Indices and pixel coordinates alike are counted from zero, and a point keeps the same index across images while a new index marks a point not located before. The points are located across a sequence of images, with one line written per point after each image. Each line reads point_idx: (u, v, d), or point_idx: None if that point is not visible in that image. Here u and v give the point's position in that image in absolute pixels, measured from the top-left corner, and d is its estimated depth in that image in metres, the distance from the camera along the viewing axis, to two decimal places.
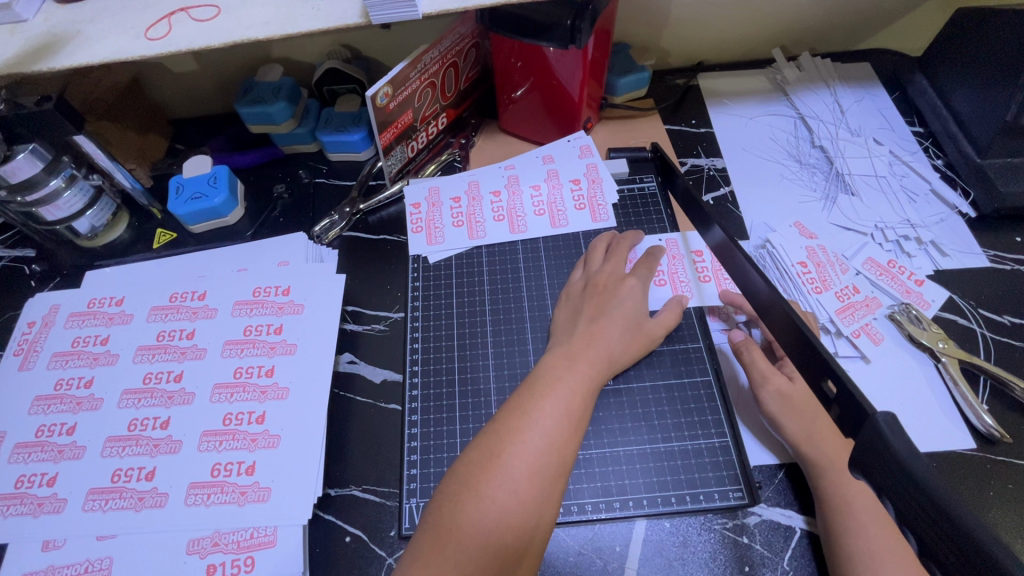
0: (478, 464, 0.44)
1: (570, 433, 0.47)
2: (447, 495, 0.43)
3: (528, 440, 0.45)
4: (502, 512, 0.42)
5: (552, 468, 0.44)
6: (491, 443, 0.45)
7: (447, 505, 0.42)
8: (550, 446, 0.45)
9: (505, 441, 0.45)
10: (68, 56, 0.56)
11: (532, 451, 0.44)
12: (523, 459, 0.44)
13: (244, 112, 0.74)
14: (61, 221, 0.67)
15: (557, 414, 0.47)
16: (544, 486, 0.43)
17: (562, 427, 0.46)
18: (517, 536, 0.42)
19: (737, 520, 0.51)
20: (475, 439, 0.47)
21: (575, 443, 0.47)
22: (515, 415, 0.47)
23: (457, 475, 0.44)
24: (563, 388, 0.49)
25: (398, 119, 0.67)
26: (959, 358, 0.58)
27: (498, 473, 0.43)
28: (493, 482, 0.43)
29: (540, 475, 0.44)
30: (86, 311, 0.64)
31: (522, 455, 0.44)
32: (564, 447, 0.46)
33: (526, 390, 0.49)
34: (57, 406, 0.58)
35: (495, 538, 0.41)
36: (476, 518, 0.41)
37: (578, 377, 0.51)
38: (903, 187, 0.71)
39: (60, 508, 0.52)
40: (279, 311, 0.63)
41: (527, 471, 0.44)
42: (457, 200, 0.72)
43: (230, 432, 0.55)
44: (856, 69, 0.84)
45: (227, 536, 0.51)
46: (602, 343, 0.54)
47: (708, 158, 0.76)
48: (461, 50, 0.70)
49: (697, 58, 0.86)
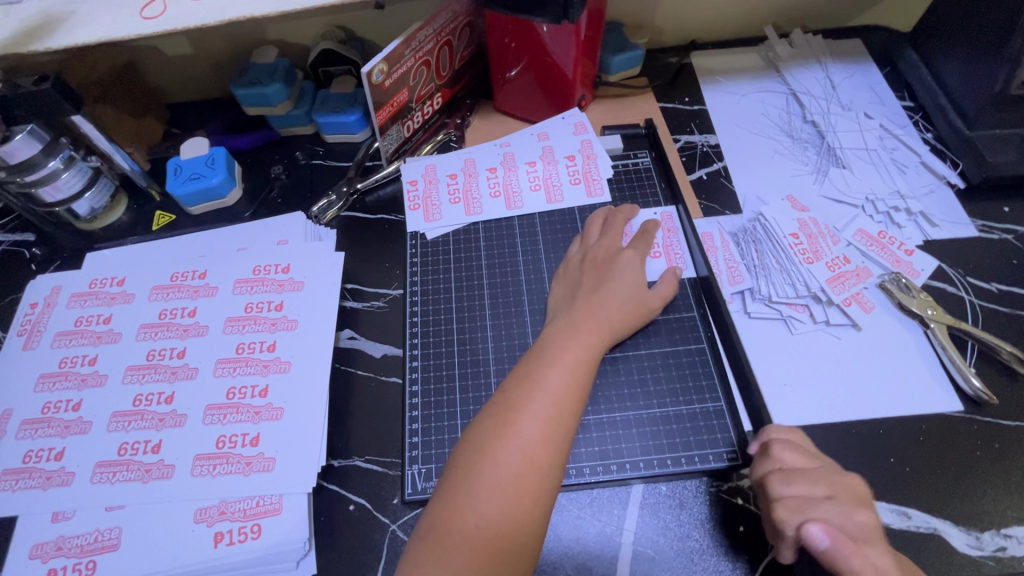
0: (492, 432, 0.45)
1: (577, 399, 0.48)
2: (462, 463, 0.44)
3: (537, 407, 0.46)
4: (517, 476, 0.43)
5: (562, 433, 0.46)
6: (502, 411, 0.46)
7: (463, 472, 0.43)
8: (559, 413, 0.46)
9: (515, 410, 0.46)
10: (64, 36, 0.57)
11: (542, 418, 0.45)
12: (533, 426, 0.45)
13: (240, 94, 0.75)
14: (60, 203, 0.67)
15: (564, 382, 0.48)
16: (554, 450, 0.45)
17: (570, 395, 0.48)
18: (532, 499, 0.43)
19: (732, 483, 0.52)
20: (485, 408, 0.48)
21: (581, 408, 0.48)
22: (523, 385, 0.48)
23: (470, 443, 0.45)
24: (568, 357, 0.50)
25: (394, 98, 0.67)
26: (947, 324, 0.59)
27: (511, 439, 0.44)
28: (506, 448, 0.44)
29: (550, 441, 0.45)
30: (88, 291, 0.65)
31: (534, 421, 0.45)
32: (571, 412, 0.47)
33: (533, 360, 0.50)
34: (62, 384, 0.58)
35: (510, 501, 0.42)
36: (491, 482, 0.42)
37: (582, 346, 0.52)
38: (894, 159, 0.72)
39: (69, 480, 0.53)
40: (279, 288, 0.64)
41: (539, 437, 0.45)
42: (453, 177, 0.72)
43: (233, 406, 0.56)
44: (847, 45, 0.85)
45: (234, 504, 0.52)
46: (603, 313, 0.55)
47: (701, 135, 0.77)
48: (455, 29, 0.71)
49: (690, 35, 0.87)
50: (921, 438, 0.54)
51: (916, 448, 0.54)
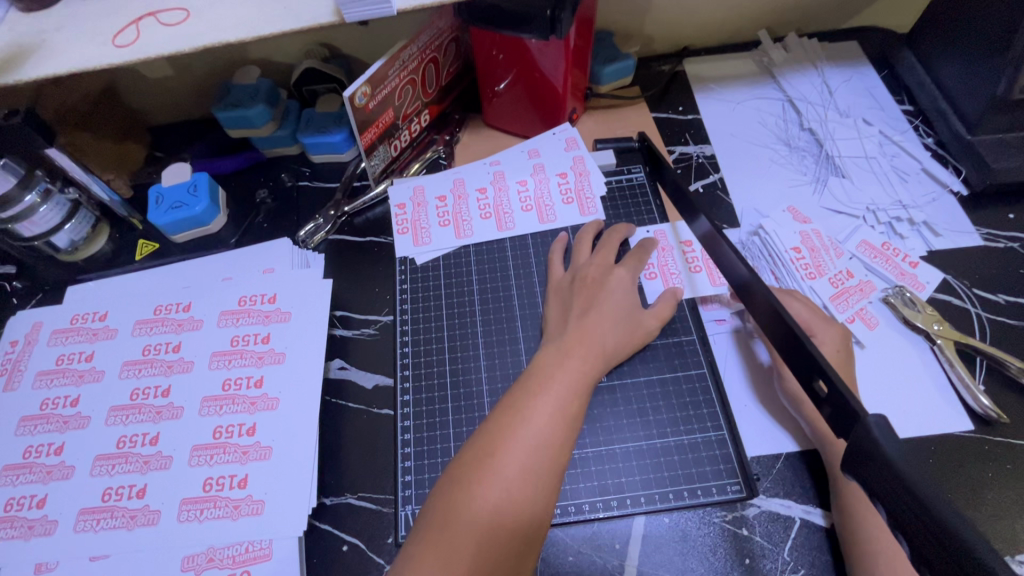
0: (482, 454, 0.43)
1: (565, 430, 0.46)
2: (442, 497, 0.42)
3: (522, 438, 0.44)
4: (497, 511, 0.41)
5: (553, 455, 0.44)
6: (485, 443, 0.44)
7: (442, 508, 0.41)
8: (545, 446, 0.44)
9: (506, 431, 0.44)
10: (34, 67, 0.55)
11: (527, 450, 0.44)
12: (516, 458, 0.43)
13: (222, 117, 0.73)
14: (39, 237, 0.65)
15: (551, 412, 0.46)
16: (538, 484, 0.43)
17: (558, 426, 0.45)
18: (512, 537, 0.41)
19: (736, 513, 0.51)
20: (469, 439, 0.46)
21: (570, 440, 0.46)
22: (508, 414, 0.46)
23: (451, 477, 0.43)
24: (558, 384, 0.48)
25: (379, 118, 0.65)
26: (954, 339, 0.57)
27: (493, 473, 0.42)
28: (488, 482, 0.42)
29: (535, 474, 0.43)
30: (70, 328, 0.63)
31: (518, 453, 0.43)
32: (562, 435, 0.45)
33: (521, 388, 0.48)
34: (44, 426, 0.57)
35: (489, 539, 0.40)
36: (470, 517, 0.41)
37: (572, 372, 0.50)
38: (894, 167, 0.70)
39: (52, 529, 0.52)
40: (266, 320, 0.62)
41: (530, 460, 0.43)
42: (442, 198, 0.70)
43: (220, 446, 0.55)
44: (843, 49, 0.83)
45: (222, 551, 0.50)
46: (597, 338, 0.53)
47: (696, 146, 0.75)
48: (441, 45, 0.69)
49: (682, 42, 0.85)
50: (931, 460, 0.53)
51: (927, 471, 0.52)
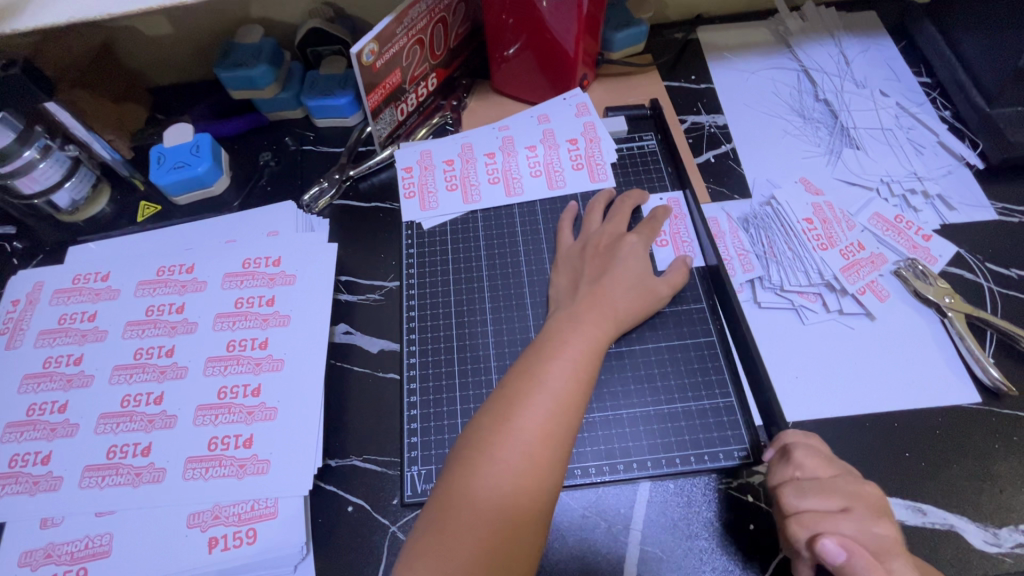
0: (496, 418, 0.43)
1: (580, 394, 0.45)
2: (460, 460, 0.42)
3: (538, 401, 0.44)
4: (513, 476, 0.41)
5: (568, 422, 0.44)
6: (502, 408, 0.44)
7: (460, 467, 0.41)
8: (560, 409, 0.44)
9: (522, 396, 0.44)
10: (31, 15, 0.53)
11: (544, 413, 0.43)
12: (533, 421, 0.43)
13: (225, 77, 0.71)
14: (39, 195, 0.64)
15: (566, 376, 0.46)
16: (553, 450, 0.42)
17: (573, 391, 0.45)
18: (530, 499, 0.41)
19: (741, 479, 0.51)
20: (485, 404, 0.45)
21: (584, 404, 0.45)
22: (522, 380, 0.45)
23: (468, 440, 0.43)
24: (573, 350, 0.48)
25: (386, 79, 0.64)
26: (966, 312, 0.57)
27: (510, 436, 0.42)
28: (505, 445, 0.42)
29: (550, 438, 0.43)
30: (72, 287, 0.62)
31: (535, 415, 0.43)
32: (578, 402, 0.45)
33: (536, 353, 0.48)
34: (47, 384, 0.56)
35: (508, 498, 0.40)
36: (486, 479, 0.40)
37: (587, 339, 0.49)
38: (910, 139, 0.69)
39: (56, 485, 0.51)
40: (270, 282, 0.61)
41: (545, 426, 0.43)
42: (450, 162, 0.69)
43: (225, 406, 0.54)
44: (861, 18, 0.80)
45: (228, 509, 0.50)
46: (608, 299, 0.53)
47: (709, 115, 0.74)
48: (449, 5, 0.67)
49: (696, 10, 0.82)
50: (939, 431, 0.52)
51: (936, 442, 0.52)
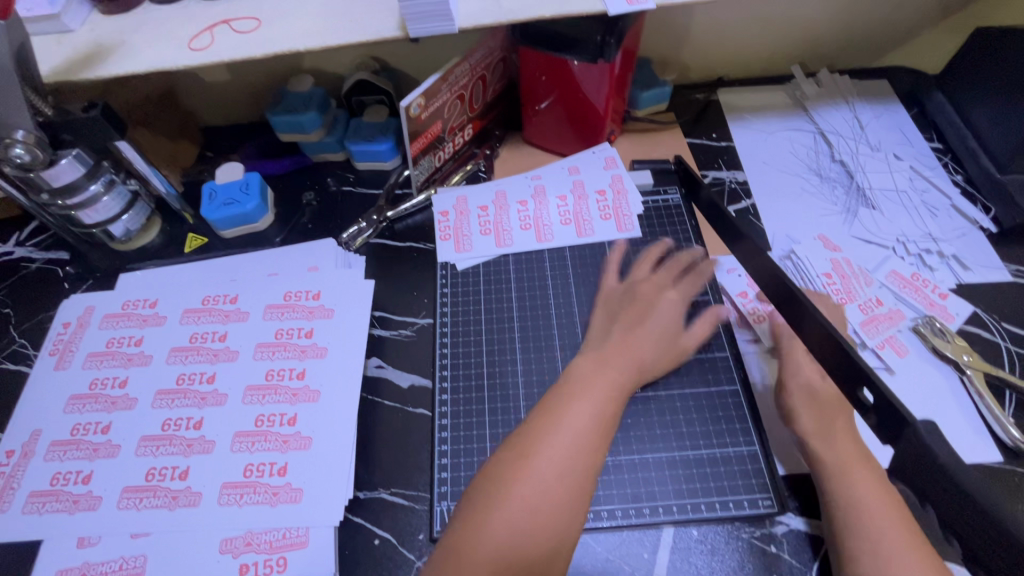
0: (513, 455, 0.45)
1: (598, 437, 0.47)
2: (466, 516, 0.42)
3: (556, 442, 0.45)
4: (528, 512, 0.42)
5: (582, 465, 0.45)
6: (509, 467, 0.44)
7: (479, 502, 0.43)
8: (576, 450, 0.45)
9: (541, 436, 0.46)
10: (113, 65, 0.59)
11: (551, 472, 0.44)
12: (539, 480, 0.43)
13: (276, 121, 0.76)
14: (98, 224, 0.68)
15: (585, 419, 0.47)
16: (566, 489, 0.43)
17: (586, 453, 0.45)
18: (543, 537, 0.42)
19: (765, 529, 0.51)
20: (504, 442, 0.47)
21: (602, 447, 0.47)
22: (543, 419, 0.47)
23: (473, 497, 0.43)
24: (583, 405, 0.48)
25: (428, 129, 0.68)
26: (984, 371, 0.58)
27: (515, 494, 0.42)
28: (511, 504, 0.42)
29: (565, 476, 0.44)
30: (121, 312, 0.66)
31: (542, 475, 0.43)
32: (594, 447, 0.46)
33: (545, 411, 0.48)
34: (92, 405, 0.59)
35: (522, 537, 0.41)
36: (503, 516, 0.42)
37: (601, 400, 0.49)
38: (924, 201, 0.72)
39: (95, 505, 0.53)
40: (309, 315, 0.64)
41: (559, 467, 0.44)
42: (484, 208, 0.73)
43: (262, 433, 0.56)
44: (874, 86, 0.85)
45: (260, 536, 0.51)
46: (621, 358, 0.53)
47: (729, 171, 0.77)
48: (490, 64, 0.72)
49: (717, 73, 0.88)
50: None
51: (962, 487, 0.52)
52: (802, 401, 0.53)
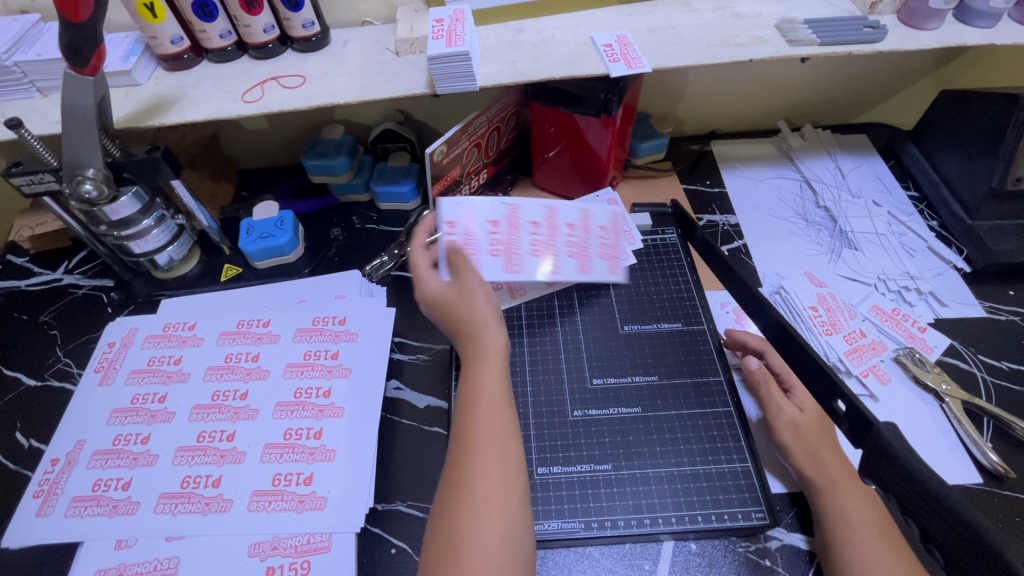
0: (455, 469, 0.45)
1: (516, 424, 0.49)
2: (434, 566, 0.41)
3: (487, 442, 0.46)
4: (492, 517, 0.43)
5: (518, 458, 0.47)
6: (455, 495, 0.44)
7: (447, 515, 0.43)
8: (508, 446, 0.47)
9: (469, 443, 0.46)
10: (175, 114, 0.68)
11: (490, 482, 0.44)
12: (491, 459, 0.45)
13: (310, 164, 0.84)
14: (145, 253, 0.75)
15: (503, 413, 0.49)
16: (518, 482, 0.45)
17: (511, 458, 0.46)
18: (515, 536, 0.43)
19: (759, 544, 0.55)
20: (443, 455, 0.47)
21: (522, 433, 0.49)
22: (466, 421, 0.48)
23: (434, 540, 0.42)
24: (493, 397, 0.50)
25: (448, 173, 0.76)
26: (962, 399, 0.62)
27: (471, 527, 0.42)
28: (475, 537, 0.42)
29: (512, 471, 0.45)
30: (162, 334, 0.71)
31: (489, 492, 0.44)
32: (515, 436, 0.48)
33: (462, 420, 0.48)
34: (134, 418, 0.64)
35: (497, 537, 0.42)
36: (474, 526, 0.42)
37: (502, 389, 0.51)
38: (902, 243, 0.78)
39: (133, 510, 0.57)
40: (335, 338, 0.69)
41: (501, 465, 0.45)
42: (604, 229, 0.72)
43: (290, 446, 0.60)
44: (854, 140, 0.93)
45: (286, 540, 0.55)
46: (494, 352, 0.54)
47: (722, 215, 0.84)
48: (504, 117, 0.80)
49: (710, 127, 0.96)
50: None
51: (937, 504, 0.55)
52: (790, 437, 0.57)
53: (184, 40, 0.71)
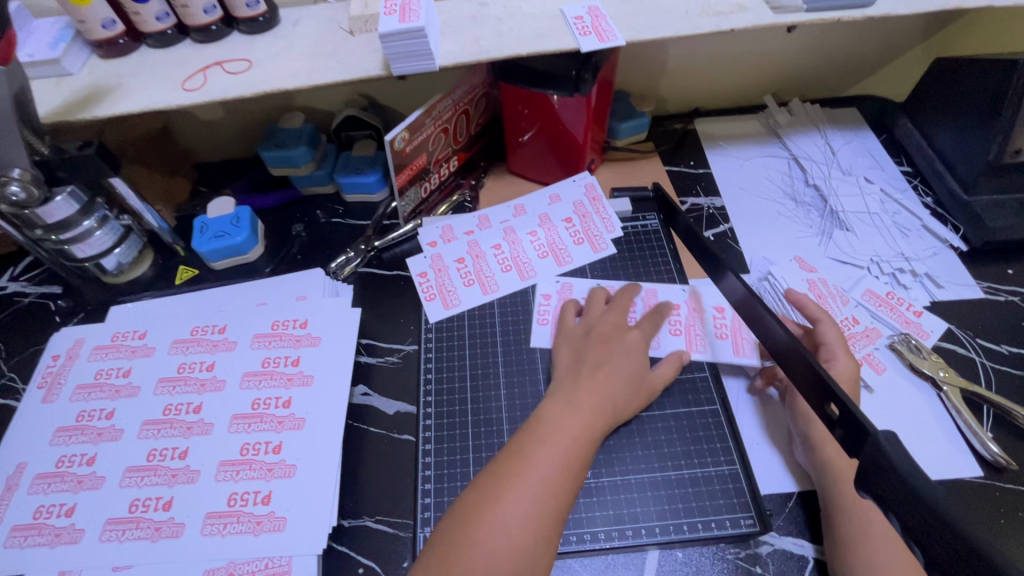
0: (477, 501, 0.46)
1: (569, 478, 0.48)
2: (443, 539, 0.44)
3: (525, 484, 0.46)
4: (496, 552, 0.43)
5: (551, 509, 0.46)
6: (489, 488, 0.46)
7: (456, 533, 0.44)
8: (550, 492, 0.47)
9: (505, 485, 0.46)
10: (109, 106, 0.62)
11: (513, 519, 0.44)
12: (519, 499, 0.45)
13: (267, 156, 0.79)
14: (91, 258, 0.70)
15: (558, 461, 0.49)
16: (540, 528, 0.45)
17: (564, 475, 0.48)
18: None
19: (749, 550, 0.51)
20: (476, 479, 0.48)
21: (573, 489, 0.48)
22: (513, 459, 0.48)
23: (447, 532, 0.45)
24: (552, 445, 0.49)
25: (413, 162, 0.71)
26: (961, 387, 0.59)
27: (493, 519, 0.44)
28: (487, 528, 0.44)
29: (538, 518, 0.45)
30: (110, 344, 0.66)
31: (514, 512, 0.45)
32: (561, 488, 0.47)
33: (509, 457, 0.49)
34: (79, 437, 0.59)
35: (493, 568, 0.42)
36: (475, 551, 0.43)
37: (565, 443, 0.50)
38: (896, 222, 0.75)
39: (77, 538, 0.53)
40: (296, 343, 0.65)
41: (524, 512, 0.45)
42: (720, 311, 0.67)
43: (247, 462, 0.56)
44: (844, 114, 0.89)
45: (242, 566, 0.51)
46: (570, 402, 0.53)
47: (707, 197, 0.80)
48: (472, 99, 0.75)
49: (693, 104, 0.91)
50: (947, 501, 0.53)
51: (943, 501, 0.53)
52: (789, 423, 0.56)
53: (117, 24, 0.65)
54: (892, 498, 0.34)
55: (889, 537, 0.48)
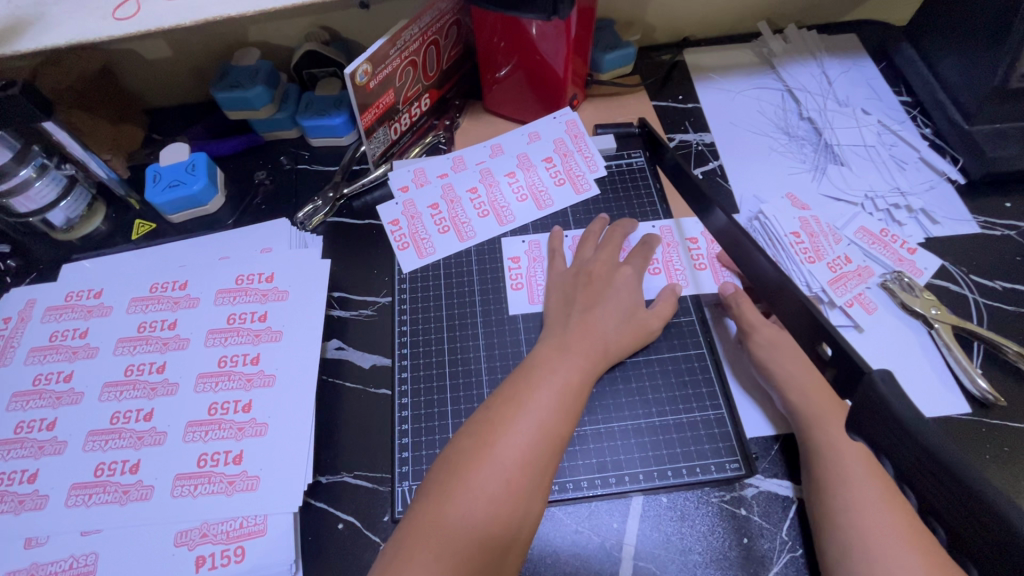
0: (468, 451, 0.43)
1: (564, 423, 0.46)
2: (434, 484, 0.42)
3: (517, 431, 0.44)
4: (490, 502, 0.41)
5: (544, 457, 0.44)
6: (482, 432, 0.45)
7: (443, 482, 0.42)
8: (544, 438, 0.45)
9: (496, 431, 0.44)
10: (32, 40, 0.55)
11: (506, 467, 0.42)
12: (511, 447, 0.43)
13: (221, 97, 0.72)
14: (34, 213, 0.65)
15: (552, 406, 0.46)
16: (534, 476, 0.43)
17: (558, 420, 0.46)
18: (503, 525, 0.41)
19: (734, 493, 0.51)
20: (465, 426, 0.46)
21: (568, 434, 0.46)
22: (505, 405, 0.46)
23: (436, 482, 0.43)
24: (546, 393, 0.47)
25: (380, 99, 0.65)
26: (952, 324, 0.57)
27: (487, 463, 0.42)
28: (482, 472, 0.42)
29: (531, 465, 0.43)
30: (64, 304, 0.62)
31: (507, 460, 0.43)
32: (554, 435, 0.45)
33: (502, 404, 0.47)
34: (36, 402, 0.56)
35: (486, 519, 0.41)
36: (465, 501, 0.41)
37: (560, 392, 0.48)
38: (892, 155, 0.71)
39: (42, 504, 0.51)
40: (263, 299, 0.61)
41: (517, 460, 0.43)
42: (695, 241, 0.65)
43: (215, 422, 0.54)
44: (843, 40, 0.83)
45: (216, 526, 0.50)
46: (564, 351, 0.51)
47: (696, 133, 0.75)
48: (442, 28, 0.68)
49: (683, 33, 0.85)
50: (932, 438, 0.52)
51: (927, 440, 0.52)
52: (777, 369, 0.54)
53: None
54: (887, 445, 0.32)
55: (874, 473, 0.47)
